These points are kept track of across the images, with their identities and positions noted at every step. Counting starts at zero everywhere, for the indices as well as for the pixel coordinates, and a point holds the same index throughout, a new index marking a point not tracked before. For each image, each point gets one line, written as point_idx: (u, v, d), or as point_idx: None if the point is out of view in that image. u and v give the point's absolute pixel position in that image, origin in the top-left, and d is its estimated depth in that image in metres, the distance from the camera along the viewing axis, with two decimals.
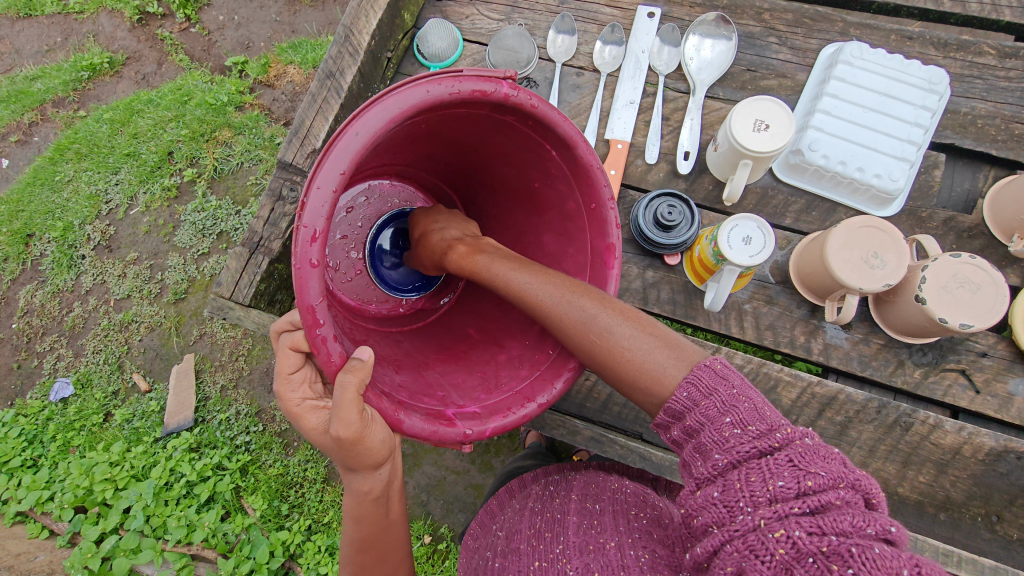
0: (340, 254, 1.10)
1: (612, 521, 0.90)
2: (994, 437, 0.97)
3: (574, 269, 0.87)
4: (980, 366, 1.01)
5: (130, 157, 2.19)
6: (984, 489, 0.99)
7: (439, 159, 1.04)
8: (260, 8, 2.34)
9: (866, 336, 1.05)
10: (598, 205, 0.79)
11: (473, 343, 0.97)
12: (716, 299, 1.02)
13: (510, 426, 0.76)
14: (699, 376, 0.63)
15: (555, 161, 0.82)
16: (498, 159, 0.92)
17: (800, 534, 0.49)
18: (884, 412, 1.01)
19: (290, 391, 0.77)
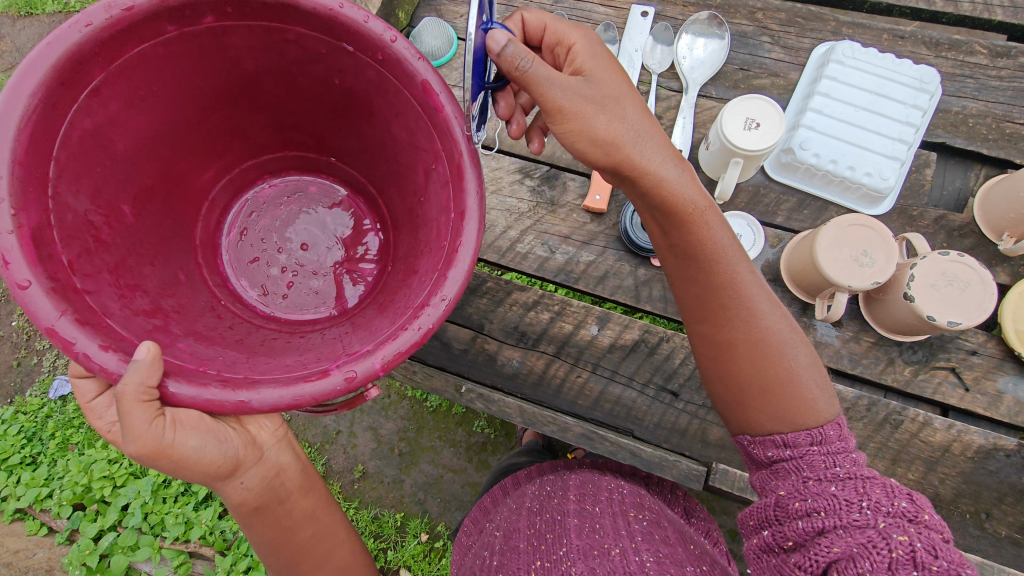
0: (260, 278, 0.99)
1: (613, 524, 0.92)
2: (983, 436, 0.98)
3: (425, 138, 0.74)
4: (970, 364, 1.02)
5: None
6: (974, 487, 0.98)
7: (263, 121, 0.90)
8: None
9: (856, 334, 1.05)
10: (382, 50, 0.68)
11: (399, 284, 0.82)
12: None
13: (405, 349, 0.64)
14: (843, 428, 0.77)
15: (302, 36, 0.71)
16: (288, 81, 0.81)
17: (921, 545, 0.59)
18: (875, 409, 1.02)
19: (98, 418, 0.74)
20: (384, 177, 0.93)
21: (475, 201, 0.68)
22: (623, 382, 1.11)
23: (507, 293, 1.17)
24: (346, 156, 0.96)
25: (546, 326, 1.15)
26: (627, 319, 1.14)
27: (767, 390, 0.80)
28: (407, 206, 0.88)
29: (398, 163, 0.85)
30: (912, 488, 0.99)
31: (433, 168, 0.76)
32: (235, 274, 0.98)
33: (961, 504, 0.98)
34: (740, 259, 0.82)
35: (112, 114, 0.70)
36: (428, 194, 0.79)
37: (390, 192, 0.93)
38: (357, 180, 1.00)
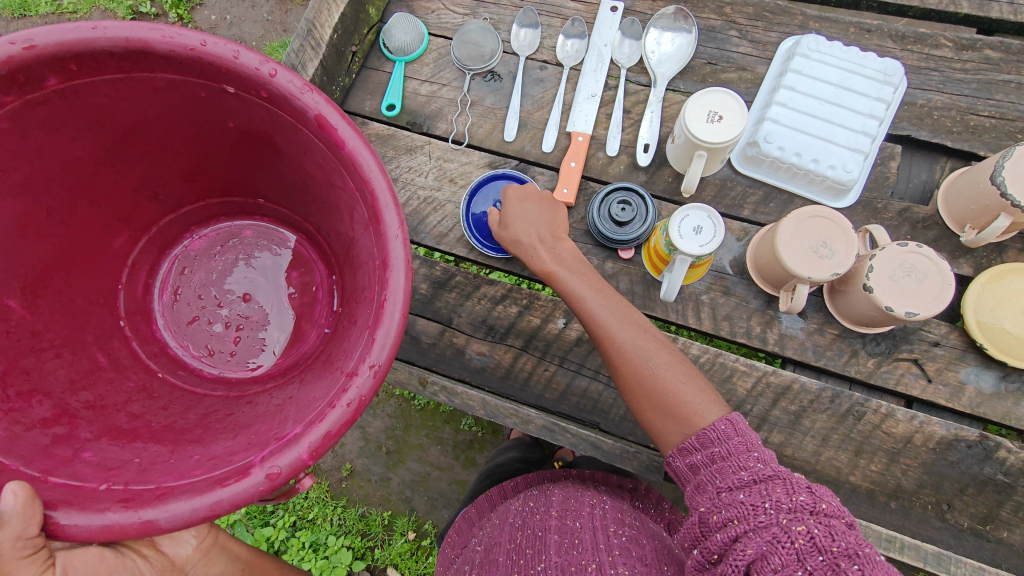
0: (203, 338, 0.99)
1: (592, 539, 0.91)
2: (944, 427, 0.98)
3: (333, 171, 0.77)
4: (933, 355, 1.02)
5: None
6: (935, 478, 0.98)
7: (173, 171, 0.89)
8: (251, 8, 2.59)
9: (821, 326, 1.06)
10: (265, 87, 0.70)
11: (337, 340, 0.83)
12: (670, 287, 1.03)
13: (337, 429, 0.64)
14: (738, 423, 0.78)
15: (173, 81, 0.72)
16: (193, 127, 0.81)
17: (818, 532, 0.61)
18: (838, 401, 1.02)
19: None
20: (316, 215, 0.93)
21: (398, 247, 0.69)
22: (589, 375, 1.11)
23: (476, 287, 1.17)
24: (272, 189, 0.96)
25: (514, 320, 1.15)
26: None
27: (654, 405, 0.88)
28: (341, 242, 0.90)
29: (317, 193, 0.87)
30: (874, 479, 0.99)
31: (357, 209, 0.77)
32: (173, 337, 0.99)
33: (922, 495, 0.98)
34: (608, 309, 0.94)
35: None
36: (354, 236, 0.82)
37: (321, 225, 0.94)
38: (288, 216, 1.01)
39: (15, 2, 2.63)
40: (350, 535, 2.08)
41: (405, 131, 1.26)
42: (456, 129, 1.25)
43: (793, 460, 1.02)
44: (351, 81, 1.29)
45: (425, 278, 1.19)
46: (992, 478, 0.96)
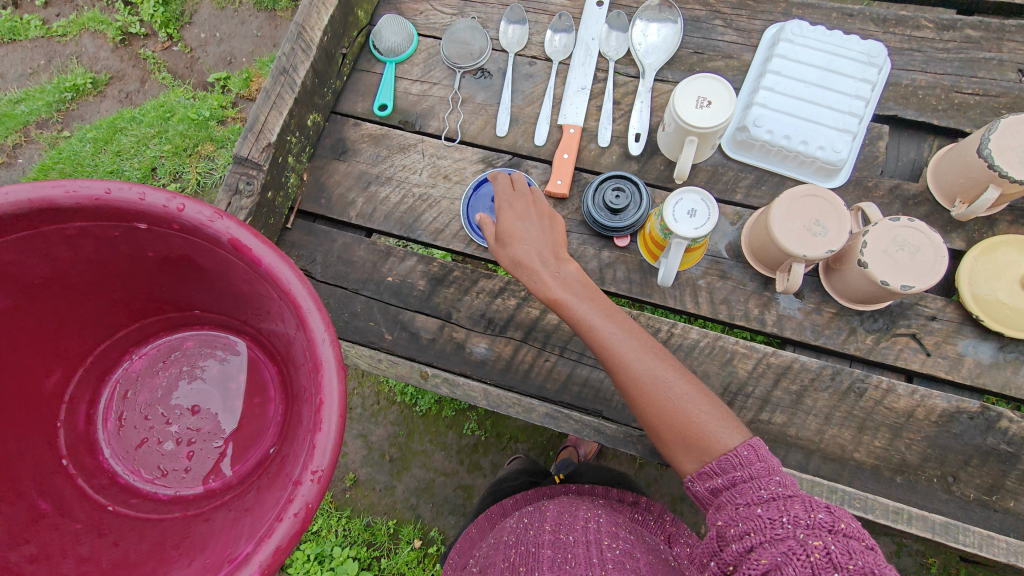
0: (153, 459, 0.96)
1: (585, 552, 0.90)
2: (945, 399, 0.99)
3: (257, 283, 0.81)
4: (930, 329, 1.02)
5: (114, 174, 2.41)
6: (940, 451, 0.98)
7: (107, 301, 0.89)
8: (241, 25, 2.62)
9: (818, 306, 1.06)
10: (175, 220, 0.75)
11: (287, 444, 0.84)
12: (668, 272, 1.04)
13: (289, 535, 0.67)
14: (760, 447, 0.77)
15: (85, 227, 0.74)
16: (116, 260, 0.82)
17: (835, 547, 0.58)
18: (838, 378, 1.03)
19: None
20: (256, 318, 0.94)
21: (329, 350, 0.73)
22: (590, 364, 1.11)
23: (474, 282, 1.18)
24: (209, 301, 0.96)
25: (513, 312, 1.15)
26: None
27: (670, 430, 0.85)
28: (283, 344, 0.91)
29: (250, 300, 0.88)
30: (879, 454, 0.99)
31: (287, 313, 0.80)
32: (122, 464, 0.95)
33: (928, 469, 0.98)
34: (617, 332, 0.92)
35: None
36: (290, 336, 0.84)
37: (262, 328, 0.95)
38: (228, 319, 1.00)
39: (4, 26, 2.67)
40: (355, 545, 2.06)
41: (397, 130, 1.27)
42: (448, 126, 1.26)
43: (798, 440, 1.02)
44: (342, 83, 1.30)
45: (423, 274, 1.20)
46: (995, 448, 0.96)
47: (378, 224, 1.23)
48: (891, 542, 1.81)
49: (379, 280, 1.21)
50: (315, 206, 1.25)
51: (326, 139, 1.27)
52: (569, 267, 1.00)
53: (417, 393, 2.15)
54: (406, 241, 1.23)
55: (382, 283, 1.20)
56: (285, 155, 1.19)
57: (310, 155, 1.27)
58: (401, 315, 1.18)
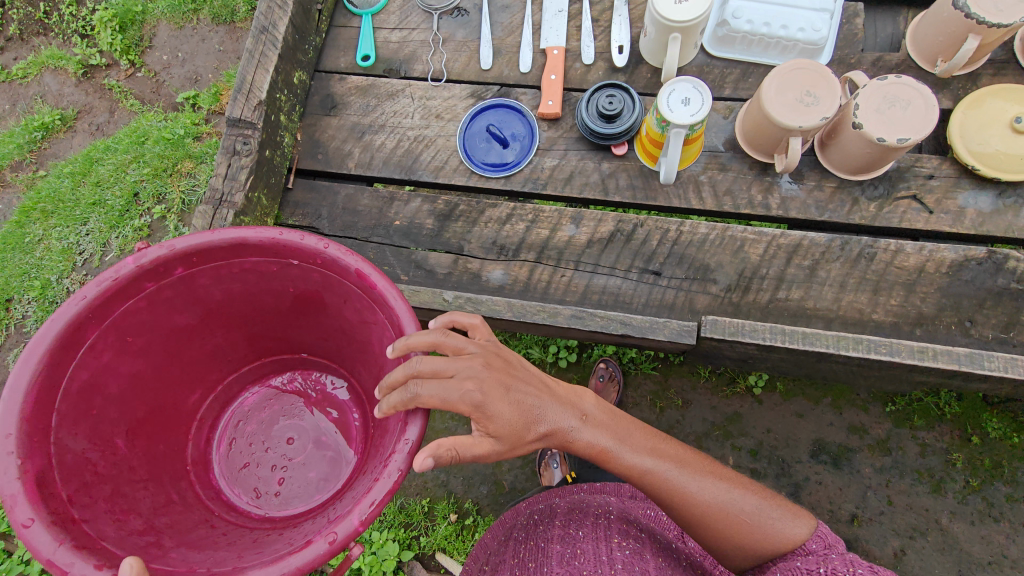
0: (252, 482, 1.03)
1: (593, 550, 0.90)
2: (953, 250, 1.02)
3: (364, 311, 0.87)
4: (930, 188, 1.05)
5: (97, 206, 2.39)
6: (954, 299, 1.01)
7: (241, 334, 1.01)
8: (202, 42, 2.59)
9: (819, 183, 1.09)
10: (319, 255, 0.83)
11: (372, 448, 0.89)
12: (669, 169, 1.06)
13: (383, 495, 0.71)
14: (822, 534, 0.84)
15: (256, 262, 0.86)
16: (258, 295, 0.94)
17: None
18: (848, 248, 1.05)
19: None
20: (355, 355, 1.00)
21: (419, 349, 0.77)
22: (606, 272, 1.13)
23: (480, 212, 1.20)
24: (318, 342, 1.06)
25: (523, 236, 1.18)
26: (599, 214, 1.16)
27: (734, 541, 0.86)
28: (374, 376, 0.97)
29: (354, 337, 0.96)
30: (895, 313, 1.02)
31: (388, 339, 0.85)
32: (226, 484, 1.01)
33: (945, 318, 1.00)
34: (656, 461, 0.87)
35: (93, 360, 0.80)
36: (383, 362, 0.90)
37: (359, 367, 1.01)
38: (330, 360, 1.08)
39: None
40: (394, 528, 2.07)
41: (383, 78, 1.27)
42: (433, 67, 1.26)
43: (817, 311, 1.05)
44: (322, 40, 1.30)
45: (429, 213, 1.21)
46: (1007, 288, 0.99)
47: (378, 172, 1.24)
48: (914, 443, 1.85)
49: (387, 225, 1.22)
50: (314, 163, 1.26)
51: (315, 97, 1.28)
52: (582, 398, 0.89)
53: None
54: (409, 184, 1.24)
55: (390, 227, 1.22)
56: (277, 114, 1.19)
57: (301, 114, 1.27)
58: (414, 255, 1.20)
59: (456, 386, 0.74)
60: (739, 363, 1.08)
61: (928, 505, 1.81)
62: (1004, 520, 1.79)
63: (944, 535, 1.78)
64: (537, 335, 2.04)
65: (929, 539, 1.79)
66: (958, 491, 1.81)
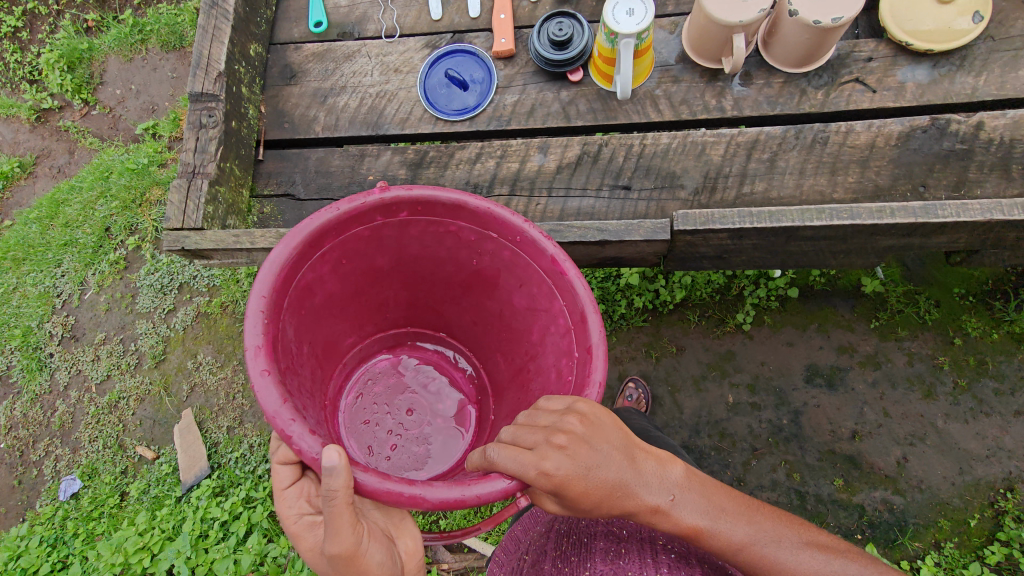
0: (368, 437, 1.08)
1: (638, 550, 0.84)
2: (899, 123, 1.07)
3: (542, 299, 0.88)
4: (870, 70, 1.11)
5: (69, 246, 2.35)
6: (906, 168, 1.06)
7: (405, 295, 1.06)
8: (154, 71, 2.59)
9: (767, 80, 1.14)
10: (520, 234, 0.83)
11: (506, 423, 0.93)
12: (624, 85, 1.11)
13: None
14: None
15: (462, 226, 0.88)
16: (444, 261, 0.96)
17: None
18: (802, 136, 1.11)
19: (287, 507, 0.79)
20: (499, 345, 1.04)
21: (598, 337, 0.78)
22: (579, 194, 1.17)
23: (450, 156, 1.23)
24: (465, 326, 1.10)
25: (494, 171, 1.21)
26: (565, 140, 1.19)
27: None
28: (512, 367, 1.00)
29: (510, 325, 0.99)
30: (855, 189, 1.07)
31: (557, 328, 0.87)
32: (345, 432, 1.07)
33: (900, 187, 1.06)
34: (756, 531, 0.74)
35: (314, 269, 0.83)
36: (536, 349, 0.92)
37: (497, 359, 1.06)
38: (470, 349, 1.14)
39: None
40: None
41: (338, 42, 1.30)
42: (385, 25, 1.29)
43: (782, 199, 1.09)
44: (272, 13, 1.32)
45: (401, 164, 1.24)
46: (953, 150, 1.04)
47: (345, 131, 1.26)
48: (902, 353, 1.91)
49: (361, 181, 1.24)
50: (281, 132, 1.28)
51: (273, 69, 1.30)
52: (672, 466, 0.73)
53: None
54: (377, 140, 1.26)
55: (365, 183, 1.24)
56: (238, 85, 1.20)
57: (261, 87, 1.29)
58: None
59: (527, 459, 0.64)
60: (716, 261, 1.13)
61: (922, 410, 1.86)
62: (995, 413, 1.85)
63: (942, 436, 1.83)
64: None
65: (928, 442, 1.84)
66: (949, 392, 1.87)
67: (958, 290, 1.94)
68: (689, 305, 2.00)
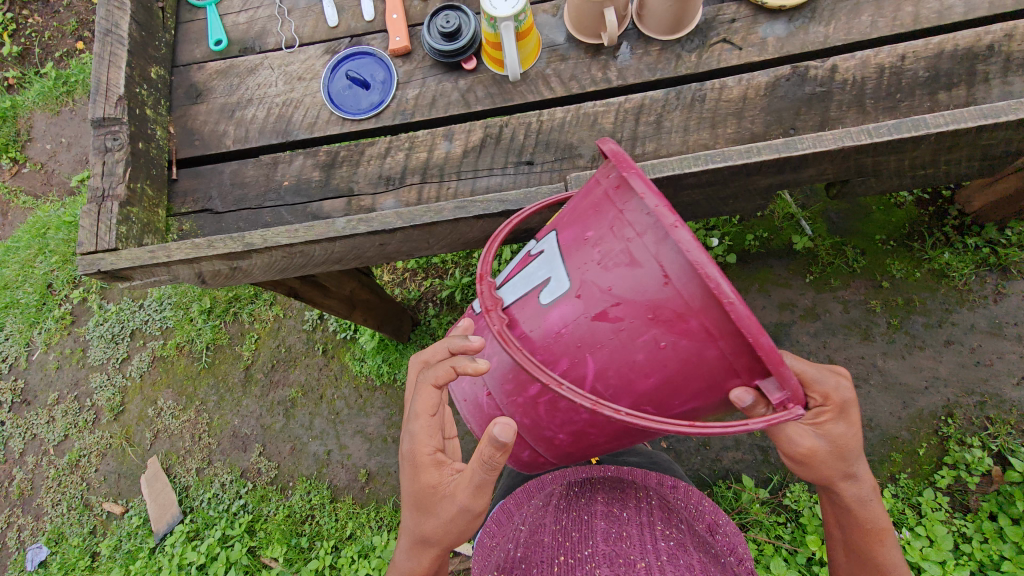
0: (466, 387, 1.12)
1: (639, 535, 0.93)
2: (765, 74, 1.17)
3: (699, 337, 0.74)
4: (734, 29, 1.21)
5: (11, 309, 2.88)
6: (776, 114, 1.15)
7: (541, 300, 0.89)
8: (82, 122, 2.99)
9: (646, 49, 1.23)
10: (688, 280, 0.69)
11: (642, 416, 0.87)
12: (513, 66, 1.19)
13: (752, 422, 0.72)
14: None
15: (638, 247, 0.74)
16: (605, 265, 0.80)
17: None
18: (682, 96, 1.19)
19: (428, 436, 0.97)
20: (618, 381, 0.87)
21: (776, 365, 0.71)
22: (487, 174, 1.23)
23: (361, 153, 1.27)
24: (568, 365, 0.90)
25: (405, 163, 1.25)
26: (467, 125, 1.25)
27: None
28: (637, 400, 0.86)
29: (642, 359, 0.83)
30: (734, 139, 1.16)
31: (712, 363, 0.75)
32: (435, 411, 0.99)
33: (773, 133, 1.15)
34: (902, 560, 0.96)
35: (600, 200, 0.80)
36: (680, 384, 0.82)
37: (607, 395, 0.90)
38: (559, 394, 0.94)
39: None
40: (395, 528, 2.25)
41: (240, 58, 1.34)
42: (284, 36, 1.34)
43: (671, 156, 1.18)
44: (172, 36, 1.35)
45: (314, 167, 1.27)
46: (814, 93, 1.14)
47: (256, 142, 1.29)
48: (837, 304, 2.01)
49: (277, 188, 1.27)
50: (191, 150, 1.30)
51: (178, 90, 1.33)
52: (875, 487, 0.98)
53: (393, 369, 2.47)
54: (288, 147, 1.30)
55: (280, 189, 1.27)
56: (142, 108, 1.23)
57: (168, 108, 1.32)
58: (308, 208, 1.25)
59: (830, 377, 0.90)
60: None
61: (863, 352, 1.95)
62: (929, 347, 1.93)
63: (884, 375, 1.91)
64: None
65: (872, 383, 1.92)
66: (884, 332, 1.96)
67: (879, 237, 2.06)
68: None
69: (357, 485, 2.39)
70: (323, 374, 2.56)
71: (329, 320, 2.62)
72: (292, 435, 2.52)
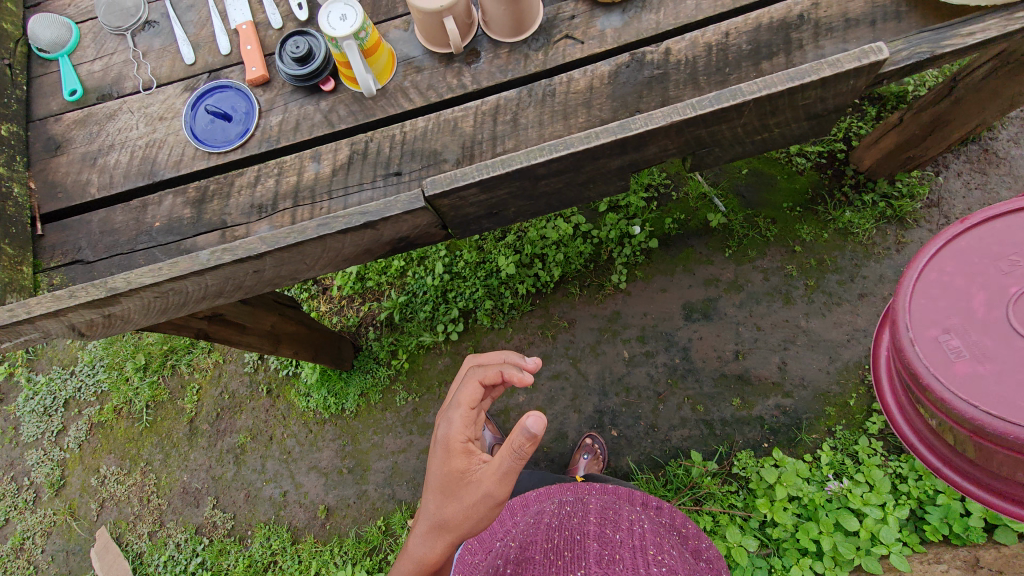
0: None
1: (632, 559, 0.95)
2: (606, 63, 1.23)
3: None
4: (575, 25, 1.27)
5: None
6: (622, 100, 1.21)
7: None
8: None
9: (496, 53, 1.28)
10: None
11: None
12: (366, 82, 1.21)
13: None
14: None
15: None
16: None
17: None
18: (534, 93, 1.24)
19: (464, 425, 1.00)
20: None
21: None
22: (358, 190, 1.24)
23: (231, 184, 1.27)
24: None
25: (275, 189, 1.26)
26: (333, 145, 1.27)
27: None
28: None
29: None
30: (587, 126, 1.21)
31: None
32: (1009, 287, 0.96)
33: (622, 116, 1.20)
34: None
35: None
36: None
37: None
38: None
39: None
40: (358, 561, 2.20)
41: (98, 105, 1.33)
42: (141, 79, 1.33)
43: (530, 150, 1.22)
44: (24, 92, 1.34)
45: (185, 205, 1.27)
46: (653, 75, 1.21)
47: (122, 186, 1.28)
48: (757, 272, 2.21)
49: (149, 229, 1.26)
50: (56, 203, 1.28)
51: (37, 144, 1.32)
52: None
53: (340, 400, 2.44)
54: (155, 188, 1.29)
55: (153, 231, 1.26)
56: None
57: (27, 164, 1.30)
58: (182, 245, 1.24)
59: None
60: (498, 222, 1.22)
61: (788, 316, 2.14)
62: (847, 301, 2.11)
63: (808, 334, 2.10)
64: (423, 321, 2.44)
65: (799, 344, 2.10)
66: (803, 294, 2.15)
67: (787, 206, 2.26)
68: (566, 280, 2.35)
69: (318, 523, 2.33)
70: (270, 416, 2.50)
71: (269, 359, 2.57)
72: (245, 482, 2.44)
